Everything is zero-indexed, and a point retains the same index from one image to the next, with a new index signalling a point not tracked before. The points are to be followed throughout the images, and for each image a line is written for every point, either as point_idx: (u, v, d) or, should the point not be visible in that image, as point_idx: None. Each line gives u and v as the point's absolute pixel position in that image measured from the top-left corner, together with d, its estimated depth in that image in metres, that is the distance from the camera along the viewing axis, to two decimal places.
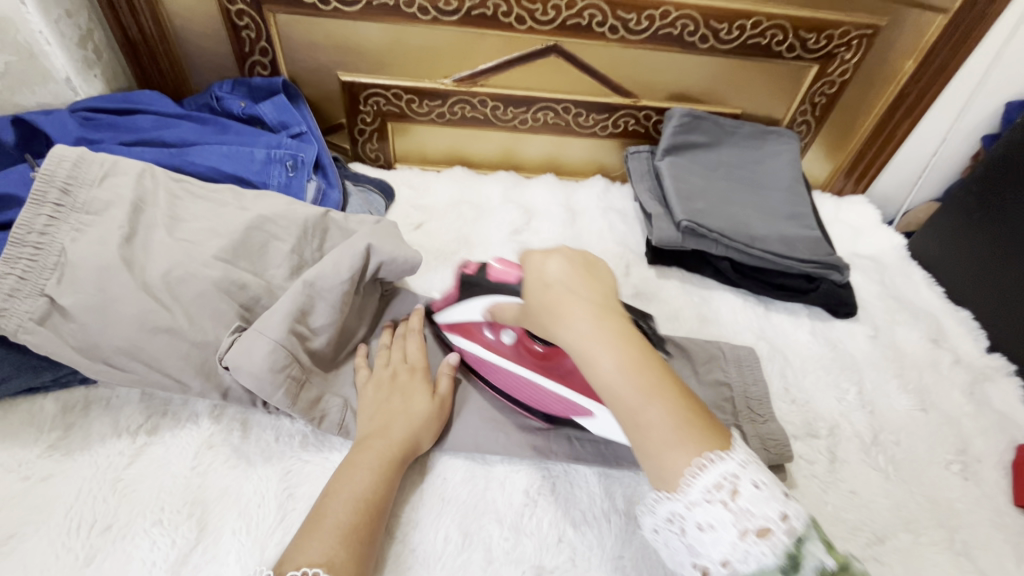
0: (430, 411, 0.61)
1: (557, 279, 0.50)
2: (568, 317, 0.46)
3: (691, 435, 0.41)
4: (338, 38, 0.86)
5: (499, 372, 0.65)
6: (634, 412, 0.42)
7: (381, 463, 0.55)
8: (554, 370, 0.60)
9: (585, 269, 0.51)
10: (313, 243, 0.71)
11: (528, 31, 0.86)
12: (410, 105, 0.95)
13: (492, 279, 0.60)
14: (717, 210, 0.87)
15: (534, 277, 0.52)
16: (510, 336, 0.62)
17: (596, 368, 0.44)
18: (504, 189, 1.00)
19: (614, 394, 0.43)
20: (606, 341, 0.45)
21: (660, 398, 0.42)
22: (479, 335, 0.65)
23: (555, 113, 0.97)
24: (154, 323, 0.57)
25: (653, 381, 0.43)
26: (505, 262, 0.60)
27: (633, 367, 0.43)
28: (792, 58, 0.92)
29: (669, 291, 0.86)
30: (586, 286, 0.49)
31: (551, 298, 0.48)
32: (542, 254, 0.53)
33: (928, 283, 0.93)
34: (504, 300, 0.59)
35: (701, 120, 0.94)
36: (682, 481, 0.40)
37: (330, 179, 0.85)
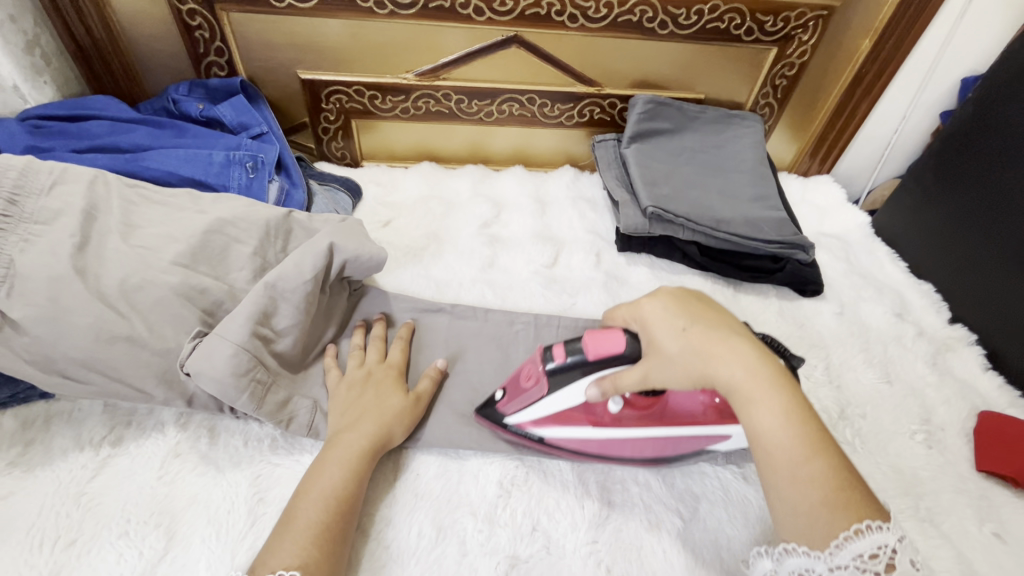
0: (403, 406, 0.61)
1: (695, 324, 0.51)
2: (722, 361, 0.49)
3: (847, 499, 0.43)
4: (293, 36, 0.85)
5: (614, 441, 0.60)
6: (796, 463, 0.45)
7: (353, 459, 0.55)
8: (659, 414, 0.59)
9: (715, 310, 0.54)
10: (276, 243, 0.71)
11: (487, 22, 0.85)
12: (374, 101, 0.94)
13: (596, 357, 0.53)
14: (682, 195, 0.88)
15: (662, 320, 0.52)
16: (617, 403, 0.57)
17: (751, 416, 0.47)
18: (473, 183, 0.99)
19: (773, 445, 0.46)
20: (766, 389, 0.47)
21: (822, 456, 0.45)
22: (580, 420, 0.59)
23: (520, 105, 0.97)
24: (111, 332, 0.56)
25: (813, 439, 0.46)
26: (591, 333, 0.54)
27: (792, 417, 0.46)
28: (751, 41, 0.93)
29: (639, 278, 0.86)
30: (727, 330, 0.51)
31: (703, 343, 0.50)
32: (654, 293, 0.55)
33: (891, 259, 0.95)
34: (614, 370, 0.54)
35: (664, 106, 0.95)
36: (834, 542, 0.42)
37: (294, 179, 0.83)
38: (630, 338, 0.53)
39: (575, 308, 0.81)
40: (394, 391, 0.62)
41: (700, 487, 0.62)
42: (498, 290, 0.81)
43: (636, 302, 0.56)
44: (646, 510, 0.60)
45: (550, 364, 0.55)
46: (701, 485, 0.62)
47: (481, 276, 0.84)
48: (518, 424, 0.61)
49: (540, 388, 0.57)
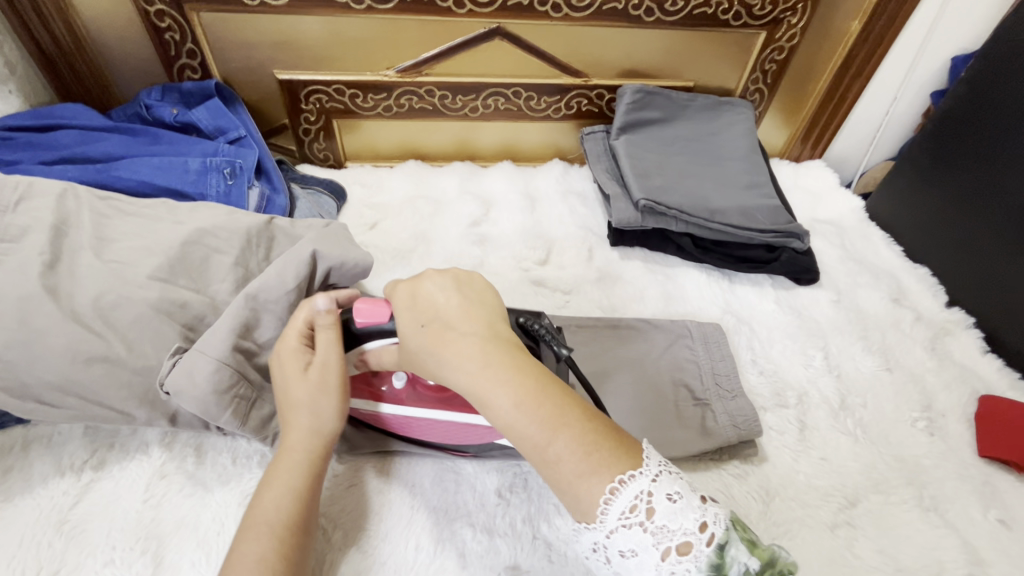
0: (312, 393, 0.51)
1: (431, 318, 0.48)
2: (447, 359, 0.45)
3: (601, 460, 0.42)
4: (268, 35, 0.82)
5: (400, 419, 0.59)
6: (544, 450, 0.42)
7: (293, 474, 0.48)
8: (453, 401, 0.57)
9: (460, 293, 0.50)
10: (259, 252, 0.68)
11: (469, 15, 0.83)
12: (355, 100, 0.91)
13: (364, 325, 0.54)
14: (675, 186, 0.86)
15: (410, 317, 0.49)
16: (401, 377, 0.57)
17: (490, 409, 0.44)
18: (460, 181, 0.97)
19: (518, 435, 0.43)
20: (495, 379, 0.43)
21: (566, 428, 0.42)
22: (373, 387, 0.58)
23: (506, 99, 0.94)
24: (87, 354, 0.53)
25: (554, 414, 0.43)
26: (368, 301, 0.54)
27: (525, 404, 0.43)
28: (739, 26, 0.90)
29: (633, 272, 0.85)
30: (465, 315, 0.48)
31: (434, 340, 0.46)
32: (406, 286, 0.51)
33: (886, 243, 0.94)
34: (382, 343, 0.54)
35: (654, 95, 0.93)
36: (598, 509, 0.41)
37: (274, 184, 0.81)
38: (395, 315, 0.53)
39: (569, 307, 0.79)
40: (294, 377, 0.51)
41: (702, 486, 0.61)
42: None
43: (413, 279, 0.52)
44: None
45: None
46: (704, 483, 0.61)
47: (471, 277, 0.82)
48: None
49: None
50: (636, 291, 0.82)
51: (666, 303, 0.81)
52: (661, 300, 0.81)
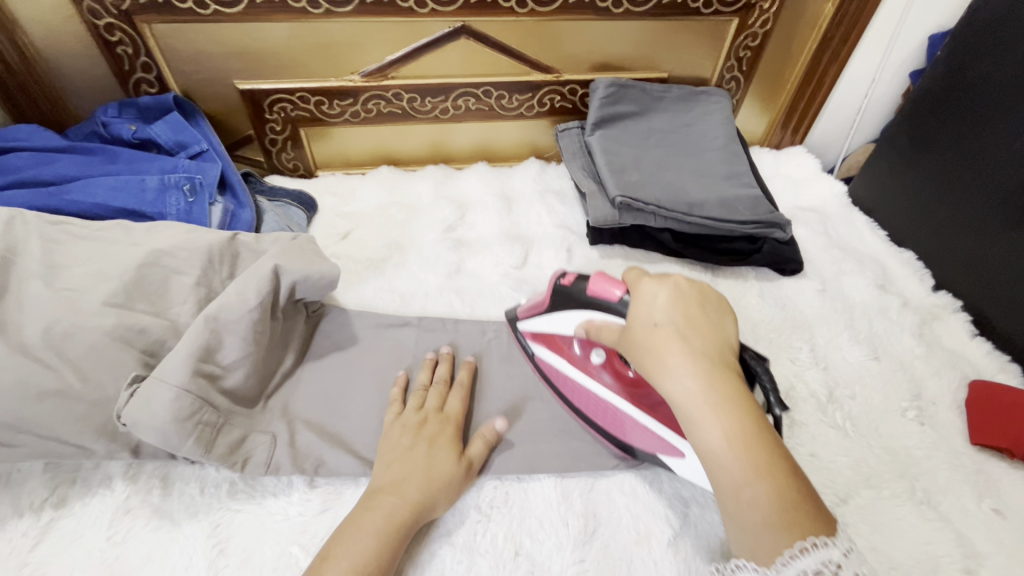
0: (454, 479, 0.55)
1: (666, 320, 0.49)
2: (671, 368, 0.46)
3: (796, 523, 0.41)
4: (225, 44, 0.79)
5: (577, 386, 0.64)
6: (737, 482, 0.42)
7: (390, 525, 0.50)
8: (643, 399, 0.60)
9: (700, 310, 0.51)
10: (222, 270, 0.66)
11: (431, 14, 0.80)
12: (321, 107, 0.88)
13: (592, 295, 0.57)
14: (651, 180, 0.84)
15: (641, 314, 0.51)
16: (600, 354, 0.62)
17: (700, 433, 0.44)
18: (435, 185, 0.95)
19: (716, 463, 0.43)
20: (713, 405, 0.44)
21: (768, 477, 0.42)
22: (571, 352, 0.64)
23: (476, 99, 0.92)
24: (38, 388, 0.51)
25: (763, 461, 0.42)
26: (608, 276, 0.56)
27: (737, 440, 0.43)
28: (710, 13, 0.88)
29: (613, 271, 0.83)
30: (701, 336, 0.49)
31: (659, 343, 0.48)
32: (652, 281, 0.53)
33: (870, 228, 0.92)
34: (603, 319, 0.57)
35: (627, 88, 0.91)
36: (777, 559, 0.40)
37: (239, 198, 0.78)
38: (626, 300, 0.54)
39: None
40: (445, 458, 0.56)
41: (688, 491, 0.59)
42: (467, 298, 0.77)
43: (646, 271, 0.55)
44: (633, 521, 0.57)
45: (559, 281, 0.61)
46: (691, 487, 0.60)
47: (448, 283, 0.79)
48: (524, 331, 0.69)
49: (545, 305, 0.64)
50: None
51: None
52: None
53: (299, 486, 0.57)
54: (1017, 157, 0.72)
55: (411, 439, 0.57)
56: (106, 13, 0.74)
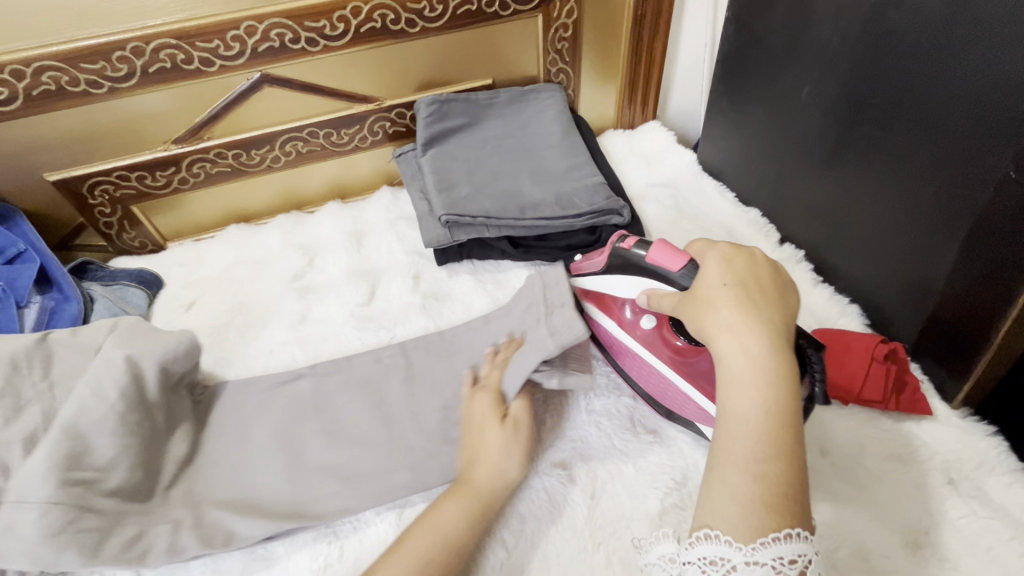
0: (503, 442, 0.58)
1: (734, 285, 0.50)
2: (735, 328, 0.47)
3: (792, 506, 0.41)
4: (16, 141, 0.77)
5: (628, 350, 0.66)
6: (754, 456, 0.42)
7: (468, 503, 0.54)
8: (687, 368, 0.60)
9: (776, 282, 0.51)
10: (34, 375, 0.62)
11: (222, 71, 0.78)
12: (144, 181, 0.87)
13: (651, 263, 0.59)
14: (484, 190, 0.84)
15: (707, 273, 0.52)
16: (651, 320, 0.64)
17: (741, 394, 0.45)
18: (284, 233, 0.93)
19: (741, 425, 0.44)
20: (768, 374, 0.45)
21: (784, 461, 0.42)
22: (622, 315, 0.67)
23: (305, 141, 0.90)
24: None
25: (787, 444, 0.42)
26: (669, 247, 0.58)
27: (774, 415, 0.43)
28: (511, 14, 0.87)
29: (462, 288, 0.82)
30: (769, 305, 0.48)
31: (730, 302, 0.48)
32: (721, 248, 0.54)
33: (720, 192, 0.92)
34: (658, 286, 0.59)
35: (450, 103, 0.90)
36: (760, 538, 0.40)
37: (65, 291, 0.77)
38: (686, 271, 0.56)
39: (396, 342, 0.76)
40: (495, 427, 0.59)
41: (523, 505, 0.59)
42: (311, 347, 0.76)
43: (712, 241, 0.55)
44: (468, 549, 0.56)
45: (619, 246, 0.64)
46: (528, 502, 0.59)
47: (296, 333, 0.78)
48: (579, 290, 0.72)
49: (602, 266, 0.66)
50: (465, 306, 0.80)
51: (495, 311, 0.79)
52: (491, 310, 0.79)
53: None
54: (811, 101, 0.72)
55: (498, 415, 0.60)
56: None
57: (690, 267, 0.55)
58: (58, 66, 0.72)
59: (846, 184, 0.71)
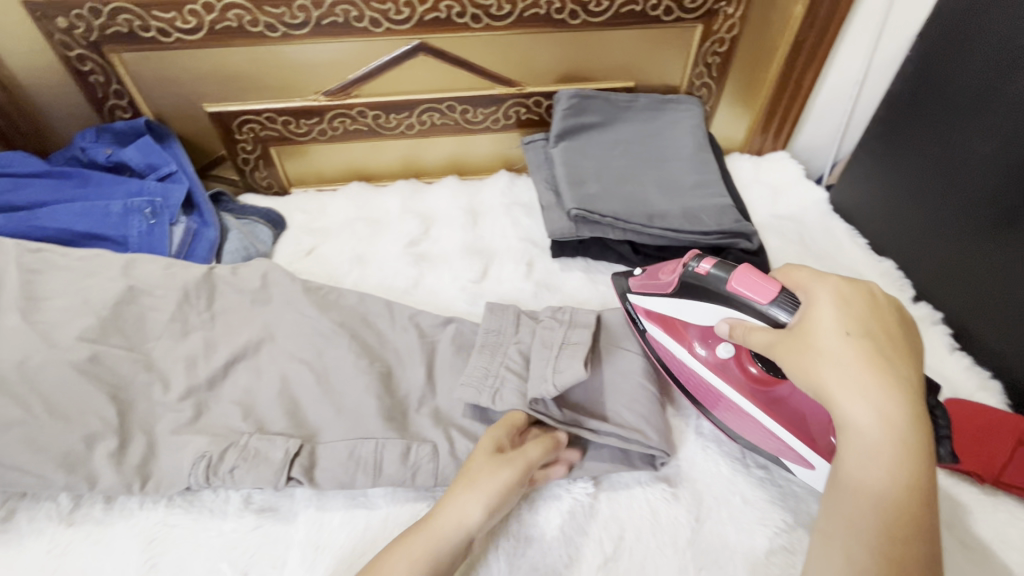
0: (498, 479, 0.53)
1: (861, 333, 0.45)
2: (865, 388, 0.43)
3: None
4: (190, 70, 0.82)
5: (696, 379, 0.62)
6: (887, 533, 0.39)
7: (434, 549, 0.49)
8: (765, 397, 0.58)
9: (902, 329, 0.48)
10: (198, 304, 0.69)
11: (387, 33, 0.81)
12: (288, 126, 0.90)
13: (734, 291, 0.54)
14: (612, 192, 0.83)
15: (824, 317, 0.47)
16: (729, 349, 0.60)
17: (864, 462, 0.42)
18: (403, 199, 0.95)
19: (863, 498, 0.41)
20: (904, 441, 0.41)
21: (917, 537, 0.39)
22: (691, 343, 0.62)
23: (441, 114, 0.92)
24: (5, 419, 0.54)
25: (917, 517, 0.40)
26: (755, 275, 0.53)
27: (910, 489, 0.40)
28: (673, 20, 0.86)
29: (573, 283, 0.82)
30: (901, 359, 0.45)
31: (864, 357, 0.44)
32: (827, 283, 0.50)
33: (851, 236, 0.88)
34: (740, 316, 0.54)
35: (590, 99, 0.89)
36: None
37: (205, 218, 0.81)
38: (781, 299, 0.50)
39: None
40: (486, 465, 0.54)
41: (625, 512, 0.58)
42: None
43: (818, 274, 0.51)
44: (567, 543, 0.56)
45: (692, 270, 0.57)
46: (629, 510, 0.58)
47: (407, 299, 0.80)
48: (638, 308, 0.66)
49: (673, 291, 0.60)
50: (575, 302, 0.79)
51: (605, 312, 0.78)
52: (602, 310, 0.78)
53: (235, 503, 0.59)
54: (987, 157, 0.68)
55: (490, 448, 0.56)
56: (77, 46, 0.77)
57: (784, 301, 0.50)
58: (244, 6, 0.76)
59: (1007, 253, 0.67)
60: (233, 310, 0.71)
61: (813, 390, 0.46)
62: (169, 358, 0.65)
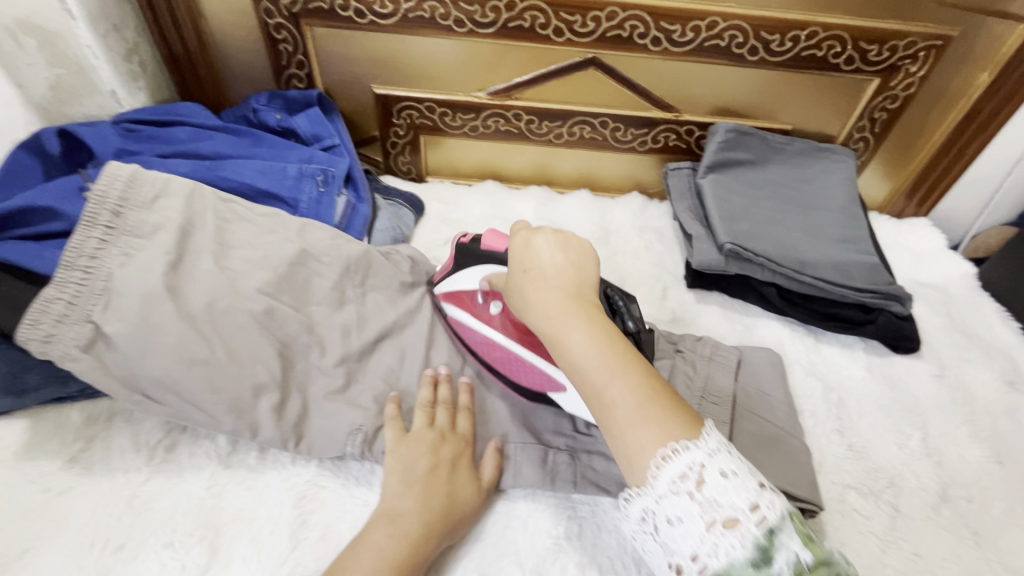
0: (436, 488, 0.54)
1: (534, 266, 0.52)
2: (541, 298, 0.49)
3: (653, 414, 0.42)
4: (372, 52, 0.85)
5: (491, 349, 0.65)
6: (607, 385, 0.43)
7: (404, 553, 0.49)
8: (533, 340, 0.62)
9: (566, 250, 0.54)
10: (356, 278, 0.70)
11: (567, 44, 0.83)
12: (444, 118, 0.93)
13: (485, 248, 0.64)
14: (763, 231, 0.81)
15: (516, 259, 0.54)
16: (498, 306, 0.65)
17: (564, 346, 0.46)
18: (537, 205, 0.96)
19: (583, 375, 0.45)
20: (600, 331, 0.46)
21: (622, 376, 0.44)
22: (473, 308, 0.67)
23: (592, 128, 0.93)
24: (192, 356, 0.56)
25: (619, 362, 0.44)
26: (498, 233, 0.64)
27: (613, 356, 0.45)
28: (850, 71, 0.85)
29: (709, 317, 0.80)
30: (564, 277, 0.51)
31: (527, 286, 0.51)
32: (527, 232, 0.56)
33: (1001, 317, 0.85)
34: (495, 267, 0.63)
35: (747, 136, 0.88)
36: (648, 473, 0.40)
37: (360, 193, 0.84)
38: None
39: None
40: (425, 470, 0.55)
41: None
42: None
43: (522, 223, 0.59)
44: None
45: (459, 241, 0.69)
46: None
47: None
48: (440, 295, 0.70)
49: (450, 269, 0.69)
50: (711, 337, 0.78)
51: None
52: None
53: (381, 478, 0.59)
54: None
55: (431, 459, 0.56)
56: (278, 14, 0.82)
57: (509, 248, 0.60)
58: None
59: None
60: (385, 288, 0.72)
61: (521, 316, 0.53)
62: (328, 324, 0.66)
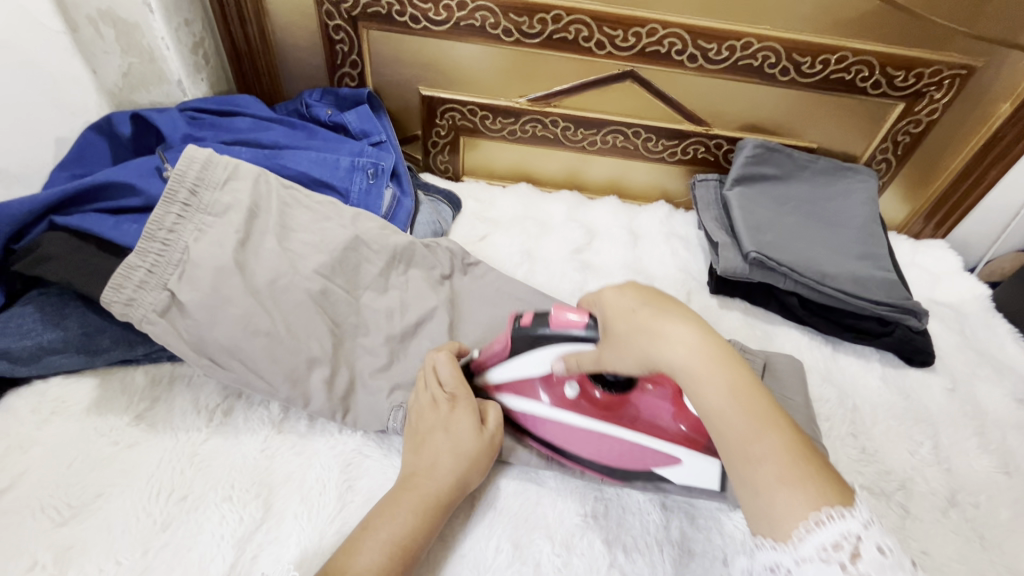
0: (439, 449, 0.57)
1: (644, 305, 0.48)
2: (669, 340, 0.45)
3: (804, 473, 0.41)
4: (422, 55, 0.91)
5: (568, 431, 0.60)
6: (751, 441, 0.43)
7: (418, 507, 0.53)
8: (621, 418, 0.59)
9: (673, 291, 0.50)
10: (401, 266, 0.75)
11: (607, 56, 0.87)
12: (484, 121, 0.98)
13: (554, 328, 0.54)
14: (787, 243, 0.85)
15: (616, 300, 0.49)
16: (573, 388, 0.57)
17: (702, 397, 0.44)
18: (568, 208, 1.01)
19: (723, 425, 0.44)
20: (736, 382, 0.44)
21: (774, 430, 0.43)
22: (540, 395, 0.60)
23: (625, 137, 0.97)
24: (256, 327, 0.61)
25: (764, 413, 0.44)
26: (566, 308, 0.53)
27: (749, 408, 0.44)
28: (876, 95, 0.89)
29: (730, 322, 0.84)
30: (682, 313, 0.47)
31: (647, 324, 0.46)
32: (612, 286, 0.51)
33: (1013, 337, 0.88)
34: (570, 347, 0.53)
35: (773, 152, 0.92)
36: (795, 533, 0.40)
37: (404, 187, 0.89)
38: (592, 323, 0.52)
39: None
40: (430, 434, 0.58)
41: None
42: None
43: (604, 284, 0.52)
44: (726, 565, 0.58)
45: (518, 322, 0.57)
46: None
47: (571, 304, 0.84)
48: (492, 382, 0.62)
49: (506, 351, 0.59)
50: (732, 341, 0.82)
51: None
52: None
53: None
54: None
55: (431, 424, 0.59)
56: (338, 16, 0.87)
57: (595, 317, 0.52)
58: (493, 10, 0.84)
59: None
60: (428, 277, 0.76)
61: (634, 363, 0.48)
62: (375, 307, 0.71)
